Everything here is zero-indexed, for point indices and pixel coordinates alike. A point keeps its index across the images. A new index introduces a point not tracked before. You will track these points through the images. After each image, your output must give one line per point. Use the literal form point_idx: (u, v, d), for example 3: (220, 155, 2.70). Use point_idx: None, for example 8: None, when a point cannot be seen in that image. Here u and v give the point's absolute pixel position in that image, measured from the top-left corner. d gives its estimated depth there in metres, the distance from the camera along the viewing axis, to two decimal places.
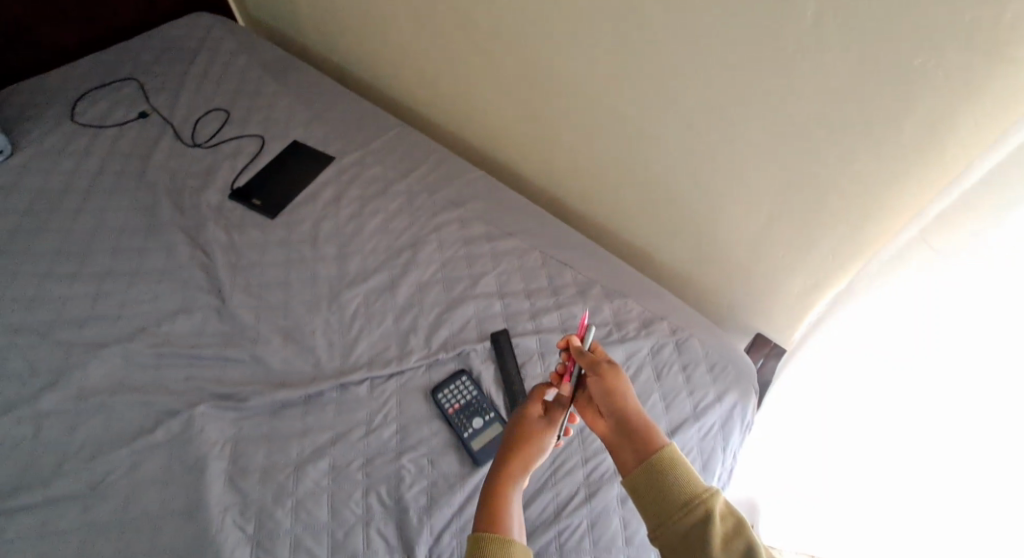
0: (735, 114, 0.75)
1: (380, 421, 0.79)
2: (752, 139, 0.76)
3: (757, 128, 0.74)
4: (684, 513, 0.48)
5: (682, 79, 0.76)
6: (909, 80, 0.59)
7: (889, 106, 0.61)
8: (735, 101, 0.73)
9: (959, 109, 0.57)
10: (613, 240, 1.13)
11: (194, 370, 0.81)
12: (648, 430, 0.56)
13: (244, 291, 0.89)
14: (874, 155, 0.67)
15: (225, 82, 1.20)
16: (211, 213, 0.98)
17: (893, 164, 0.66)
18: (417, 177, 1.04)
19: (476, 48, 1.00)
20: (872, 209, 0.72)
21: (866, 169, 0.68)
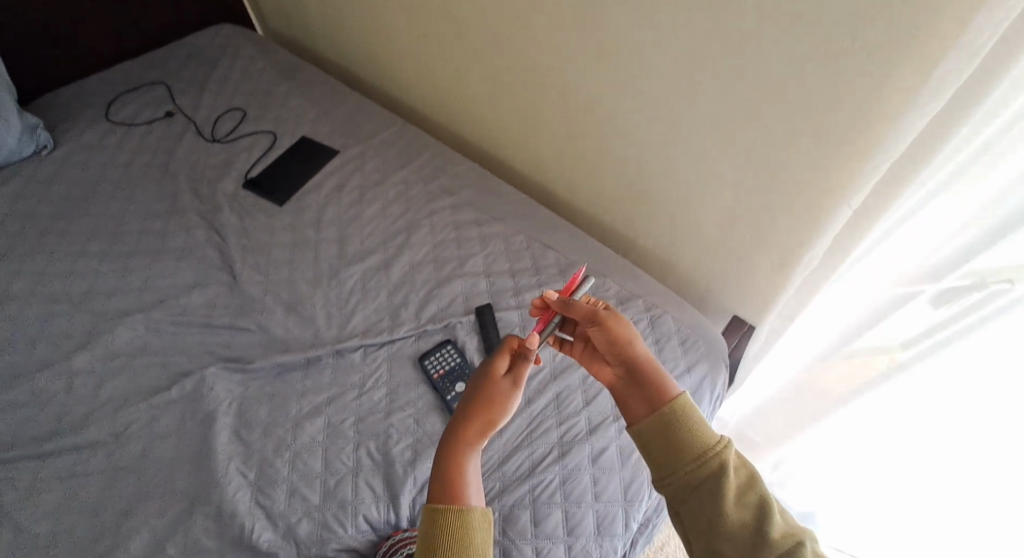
0: (697, 98, 0.82)
1: (372, 384, 0.87)
2: (710, 125, 0.84)
3: (713, 114, 0.82)
4: (697, 462, 0.53)
5: (650, 68, 0.84)
6: (839, 61, 0.65)
7: (820, 91, 0.69)
8: (696, 85, 0.81)
9: (882, 87, 0.64)
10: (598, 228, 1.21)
11: (207, 337, 0.90)
12: (657, 380, 0.60)
13: (253, 268, 0.99)
14: (820, 132, 0.73)
15: (243, 84, 1.31)
16: (227, 201, 1.08)
17: (836, 141, 0.72)
18: (414, 170, 1.14)
19: (470, 49, 1.10)
20: (822, 183, 0.78)
21: (814, 146, 0.75)
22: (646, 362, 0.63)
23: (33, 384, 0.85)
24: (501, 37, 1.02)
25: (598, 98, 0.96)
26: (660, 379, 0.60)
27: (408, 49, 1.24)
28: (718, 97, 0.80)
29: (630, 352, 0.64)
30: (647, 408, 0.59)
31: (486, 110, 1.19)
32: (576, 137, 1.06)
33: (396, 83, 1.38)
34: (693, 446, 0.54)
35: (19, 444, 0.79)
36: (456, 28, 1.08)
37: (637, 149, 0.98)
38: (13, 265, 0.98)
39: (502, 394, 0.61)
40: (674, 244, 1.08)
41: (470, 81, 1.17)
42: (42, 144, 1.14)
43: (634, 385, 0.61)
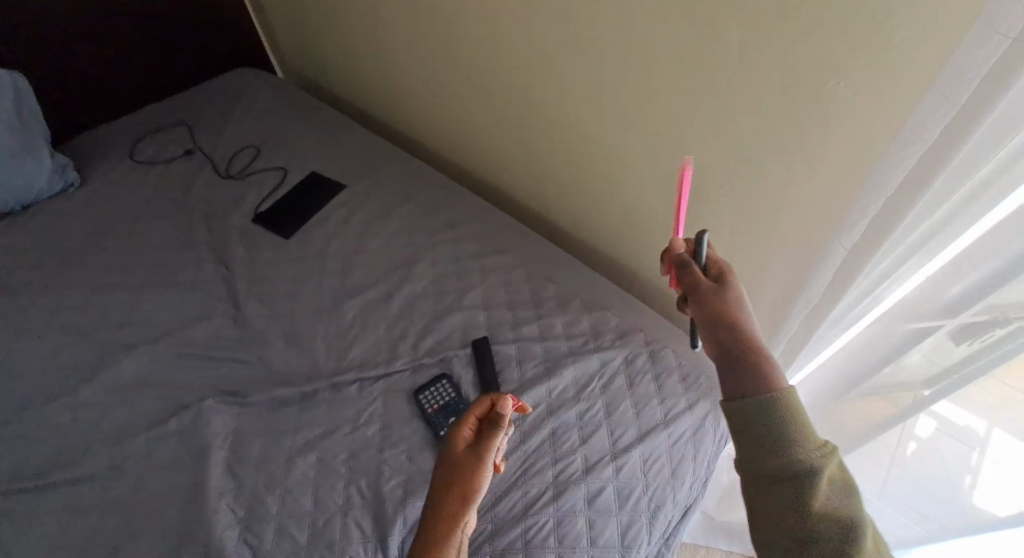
0: (690, 133, 0.82)
1: (366, 420, 0.86)
2: (704, 159, 0.84)
3: (707, 148, 0.82)
4: (789, 466, 0.46)
5: (642, 103, 0.85)
6: (825, 97, 0.65)
7: (811, 124, 0.68)
8: (689, 121, 0.81)
9: (871, 122, 0.63)
10: (600, 259, 1.20)
11: (208, 369, 0.92)
12: (769, 371, 0.52)
13: (257, 302, 1.01)
14: (812, 166, 0.72)
15: (259, 122, 1.37)
16: (237, 234, 1.11)
17: (827, 175, 0.72)
18: (417, 203, 1.16)
19: (472, 88, 1.12)
20: (816, 216, 0.77)
21: (807, 179, 0.74)
22: (758, 346, 0.55)
23: (41, 414, 0.87)
24: (501, 76, 1.04)
25: (596, 134, 0.96)
26: (772, 373, 0.52)
27: (415, 88, 1.28)
28: (710, 132, 0.80)
29: (731, 330, 0.57)
30: (749, 380, 0.52)
31: (488, 146, 1.21)
32: (576, 172, 1.07)
33: (404, 121, 1.41)
34: (786, 448, 0.47)
35: (23, 474, 0.81)
36: (459, 69, 1.11)
37: (635, 184, 0.98)
38: (32, 297, 1.02)
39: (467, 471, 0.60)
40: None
41: (473, 119, 1.19)
42: (70, 182, 1.20)
43: (735, 363, 0.54)
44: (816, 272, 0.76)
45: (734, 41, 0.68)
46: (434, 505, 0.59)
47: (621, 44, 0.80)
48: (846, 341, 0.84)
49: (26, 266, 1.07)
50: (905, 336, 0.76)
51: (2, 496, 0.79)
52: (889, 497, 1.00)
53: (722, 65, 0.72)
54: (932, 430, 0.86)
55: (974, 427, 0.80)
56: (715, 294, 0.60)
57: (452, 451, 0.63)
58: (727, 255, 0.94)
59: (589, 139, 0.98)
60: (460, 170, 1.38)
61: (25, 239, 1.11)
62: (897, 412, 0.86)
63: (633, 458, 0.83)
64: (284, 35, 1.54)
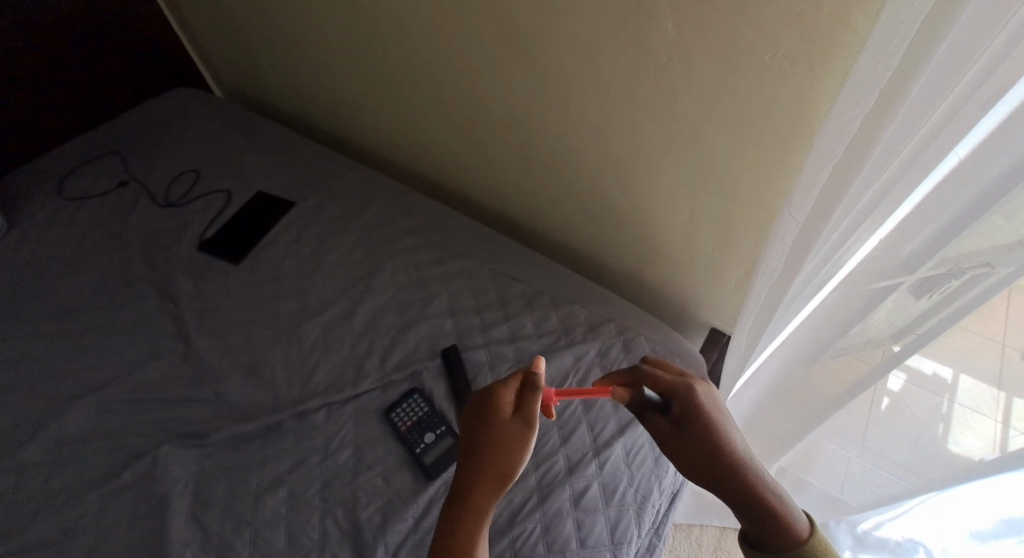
0: (638, 117, 0.81)
1: (336, 446, 0.82)
2: (651, 142, 0.83)
3: (652, 131, 0.81)
4: None
5: (585, 91, 0.83)
6: (763, 69, 0.64)
7: (749, 97, 0.68)
8: (635, 106, 0.79)
9: (809, 90, 0.63)
10: (565, 252, 1.19)
11: (162, 412, 0.87)
12: (777, 509, 0.57)
13: (210, 335, 0.96)
14: (759, 140, 0.72)
15: (197, 145, 1.30)
16: (182, 265, 1.06)
17: (775, 147, 0.71)
18: (370, 213, 1.12)
19: (415, 89, 1.09)
20: (770, 189, 0.77)
21: (755, 153, 0.73)
22: (756, 479, 0.59)
23: None
24: (444, 75, 1.00)
25: (542, 126, 0.95)
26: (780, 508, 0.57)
27: (355, 95, 1.24)
28: (654, 116, 0.79)
29: (726, 467, 0.59)
30: (766, 535, 0.57)
31: (438, 148, 1.18)
32: (529, 165, 1.05)
33: (350, 129, 1.36)
34: None
35: None
36: (401, 70, 1.07)
37: (587, 172, 0.97)
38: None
39: (512, 448, 0.56)
40: (638, 258, 1.06)
41: (420, 120, 1.15)
42: None
43: (740, 506, 0.59)
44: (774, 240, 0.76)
45: (668, 21, 0.67)
46: (476, 477, 0.55)
47: (556, 34, 0.78)
48: (809, 311, 0.83)
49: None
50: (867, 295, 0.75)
51: None
52: (870, 453, 1.01)
53: (659, 46, 0.70)
54: (902, 382, 0.88)
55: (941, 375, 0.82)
56: (700, 436, 0.60)
57: (494, 417, 0.58)
58: (685, 234, 0.93)
59: (536, 132, 0.96)
60: (414, 175, 1.34)
61: None
62: (870, 370, 0.87)
63: (615, 452, 0.82)
64: (215, 51, 1.46)
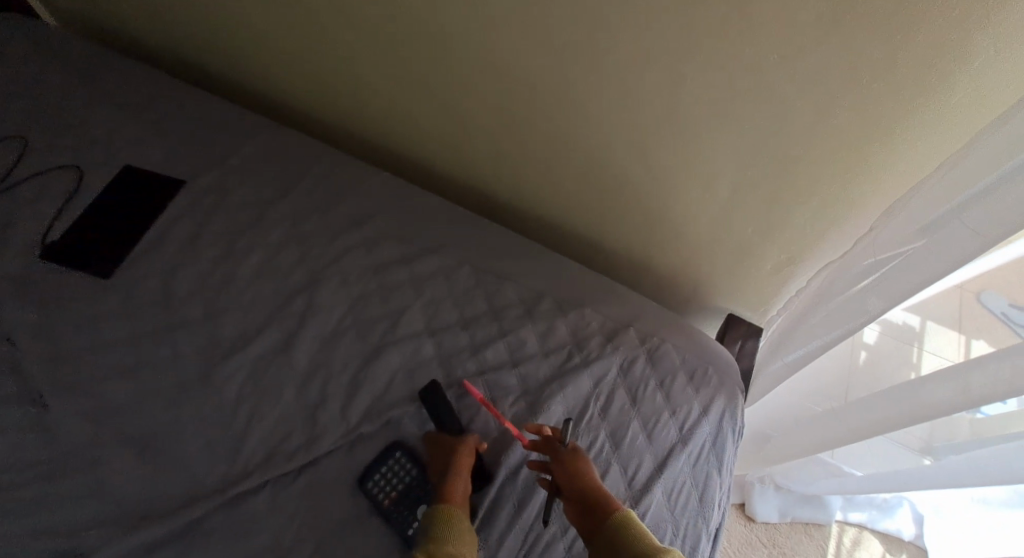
0: (693, 73, 0.62)
1: (292, 542, 0.59)
2: (710, 107, 0.64)
3: (715, 92, 0.62)
4: None
5: (622, 33, 0.62)
6: (907, 5, 0.48)
7: (914, 45, 0.50)
8: (694, 57, 0.60)
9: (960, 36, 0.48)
10: (549, 232, 0.97)
11: (10, 522, 0.58)
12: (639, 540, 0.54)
13: (76, 391, 0.66)
14: (864, 104, 0.57)
15: (19, 97, 0.90)
16: (16, 286, 0.72)
17: (883, 111, 0.56)
18: (300, 194, 0.84)
19: (357, 21, 0.79)
20: (856, 165, 0.63)
21: (851, 121, 0.59)
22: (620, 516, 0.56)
23: None
24: (403, 2, 0.72)
25: (553, 79, 0.71)
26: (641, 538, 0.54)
27: (255, 27, 0.90)
28: (741, 71, 0.59)
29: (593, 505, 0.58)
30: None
31: (383, 102, 0.90)
32: (520, 130, 0.81)
33: (250, 74, 1.01)
34: None
35: None
36: None
37: (607, 142, 0.75)
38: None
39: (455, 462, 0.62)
40: (650, 242, 0.88)
41: (363, 67, 0.86)
42: None
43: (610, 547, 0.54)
44: (891, 228, 0.62)
45: None
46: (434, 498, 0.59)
47: None
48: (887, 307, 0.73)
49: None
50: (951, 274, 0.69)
51: None
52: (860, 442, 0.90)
53: None
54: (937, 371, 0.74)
55: (909, 324, 0.79)
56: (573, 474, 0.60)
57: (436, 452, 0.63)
58: (724, 216, 0.76)
59: (541, 85, 0.73)
60: (346, 136, 1.04)
61: None
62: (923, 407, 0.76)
63: (656, 497, 0.66)
64: None
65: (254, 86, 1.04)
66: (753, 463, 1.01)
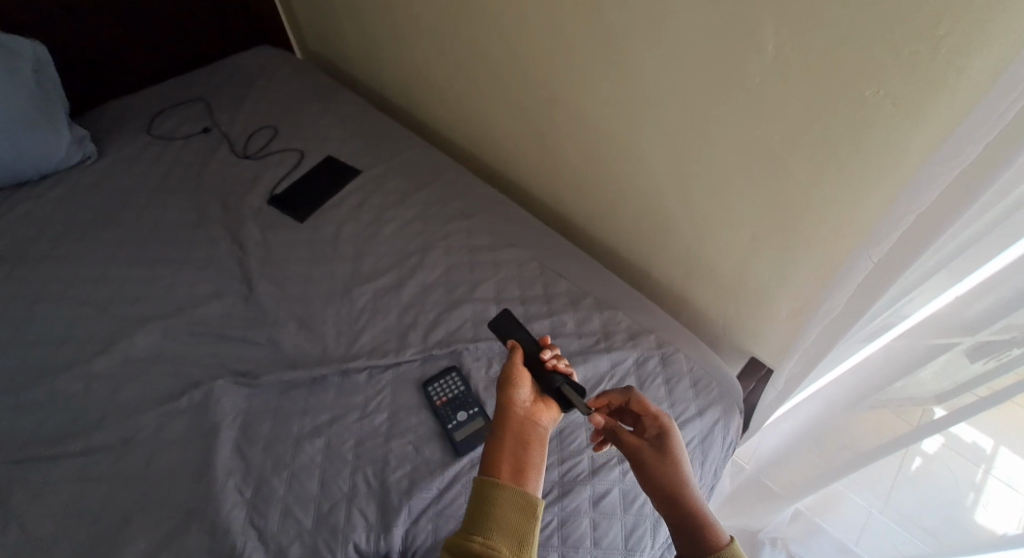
0: (715, 135, 0.80)
1: (374, 408, 0.85)
2: (731, 163, 0.81)
3: (733, 152, 0.80)
4: None
5: (667, 102, 0.83)
6: (862, 101, 0.63)
7: (875, 130, 0.64)
8: (715, 125, 0.79)
9: (907, 129, 0.61)
10: (612, 258, 1.20)
11: (220, 348, 0.93)
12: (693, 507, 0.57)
13: (269, 283, 1.02)
14: (845, 174, 0.70)
15: (277, 102, 1.37)
16: (251, 215, 1.12)
17: (860, 180, 0.69)
18: (432, 191, 1.16)
19: (492, 77, 1.11)
20: (847, 226, 0.74)
21: (839, 188, 0.72)
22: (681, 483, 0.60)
23: (54, 385, 0.88)
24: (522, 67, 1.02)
25: (616, 132, 0.95)
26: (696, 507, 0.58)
27: (430, 75, 1.27)
28: (743, 144, 0.77)
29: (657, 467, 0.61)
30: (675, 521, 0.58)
31: (503, 136, 1.21)
32: (595, 168, 1.05)
33: (420, 107, 1.40)
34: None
35: (34, 443, 0.82)
36: (479, 60, 1.10)
37: (654, 184, 0.96)
38: (46, 267, 1.03)
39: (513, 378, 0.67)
40: (688, 275, 1.05)
41: (493, 108, 1.17)
42: (87, 153, 1.22)
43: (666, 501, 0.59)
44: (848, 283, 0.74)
45: (769, 42, 0.66)
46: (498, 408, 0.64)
47: (645, 37, 0.79)
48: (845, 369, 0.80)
49: (44, 236, 1.08)
50: (898, 358, 0.73)
51: (16, 462, 0.80)
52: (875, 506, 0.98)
53: (753, 64, 0.69)
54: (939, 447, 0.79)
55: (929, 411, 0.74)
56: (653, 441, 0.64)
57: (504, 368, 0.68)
58: (743, 260, 0.91)
59: (608, 135, 0.97)
60: (474, 161, 1.37)
61: (38, 208, 1.13)
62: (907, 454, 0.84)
63: None
64: (304, 16, 1.53)
65: (420, 117, 1.43)
66: (756, 507, 1.09)
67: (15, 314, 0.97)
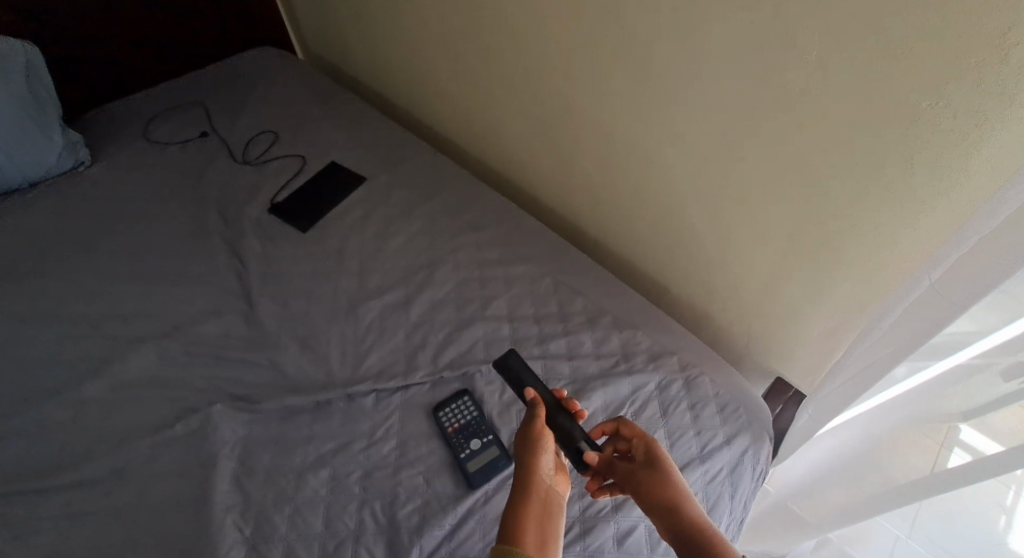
0: (745, 146, 0.75)
1: (381, 435, 0.80)
2: (763, 176, 0.76)
3: (765, 164, 0.75)
4: None
5: (693, 110, 0.78)
6: (916, 114, 0.58)
7: (931, 144, 0.58)
8: (746, 136, 0.74)
9: (968, 144, 0.56)
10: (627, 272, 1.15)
11: (218, 370, 0.88)
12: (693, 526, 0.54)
13: (271, 299, 0.97)
14: (891, 191, 0.64)
15: (278, 107, 1.32)
16: (252, 227, 1.08)
17: (909, 198, 0.64)
18: (441, 201, 1.12)
19: (503, 84, 1.06)
20: (892, 246, 0.69)
21: (884, 205, 0.66)
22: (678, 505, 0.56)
23: (42, 410, 0.83)
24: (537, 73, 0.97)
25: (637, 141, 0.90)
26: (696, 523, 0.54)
27: (437, 78, 1.22)
28: (777, 161, 0.72)
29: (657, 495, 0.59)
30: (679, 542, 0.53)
31: (514, 143, 1.16)
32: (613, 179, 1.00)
33: (426, 112, 1.35)
34: None
35: (21, 474, 0.77)
36: (490, 63, 1.05)
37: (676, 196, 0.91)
38: (36, 283, 0.98)
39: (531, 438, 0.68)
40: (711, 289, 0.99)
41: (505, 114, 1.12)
42: (79, 160, 1.17)
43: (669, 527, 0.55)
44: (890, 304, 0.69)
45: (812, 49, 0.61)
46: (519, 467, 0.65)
47: (672, 42, 0.73)
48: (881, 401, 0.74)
49: (34, 249, 1.04)
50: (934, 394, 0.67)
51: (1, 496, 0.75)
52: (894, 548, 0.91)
53: (792, 73, 0.64)
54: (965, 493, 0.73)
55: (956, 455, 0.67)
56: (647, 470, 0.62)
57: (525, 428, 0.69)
58: (773, 277, 0.86)
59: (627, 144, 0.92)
60: (483, 168, 1.32)
61: (28, 219, 1.08)
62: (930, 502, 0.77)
63: None
64: (306, 16, 1.48)
65: (426, 122, 1.38)
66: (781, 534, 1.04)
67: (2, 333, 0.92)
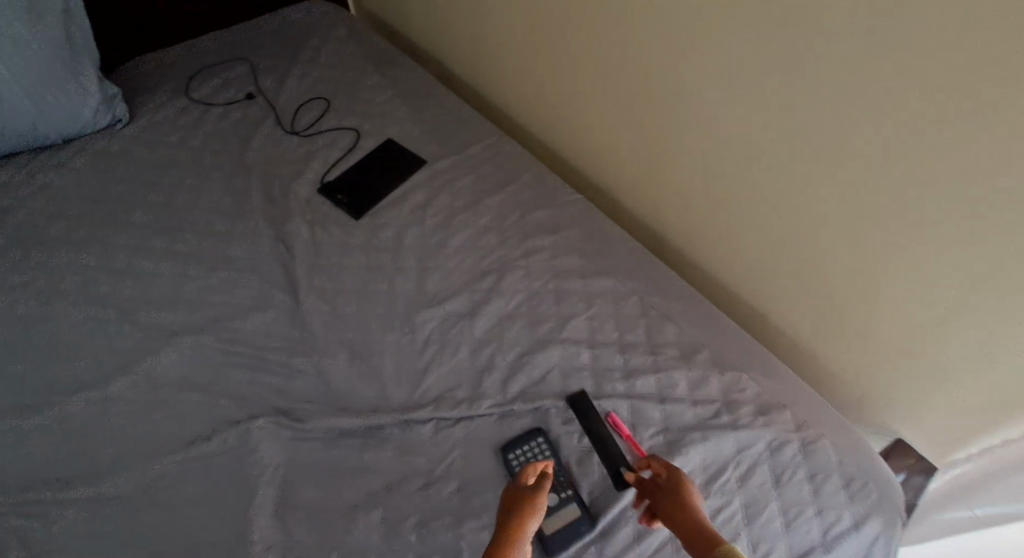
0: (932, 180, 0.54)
1: (442, 474, 0.69)
2: (947, 223, 0.55)
3: (953, 209, 0.54)
4: None
5: (859, 122, 0.57)
6: None
7: None
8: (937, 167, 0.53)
9: None
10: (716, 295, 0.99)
11: (258, 375, 0.78)
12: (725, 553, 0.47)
13: (319, 296, 0.86)
14: None
15: (332, 70, 1.18)
16: (300, 209, 0.96)
17: None
18: (511, 194, 0.98)
19: (591, 74, 0.90)
20: None
21: None
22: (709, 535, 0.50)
23: (67, 407, 0.75)
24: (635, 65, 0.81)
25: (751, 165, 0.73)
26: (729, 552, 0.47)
27: (510, 48, 1.05)
28: (959, 218, 0.54)
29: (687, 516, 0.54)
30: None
31: (597, 130, 0.98)
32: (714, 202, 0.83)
33: (491, 86, 1.19)
34: None
35: (40, 479, 0.70)
36: (580, 31, 0.87)
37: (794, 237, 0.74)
38: (67, 257, 0.90)
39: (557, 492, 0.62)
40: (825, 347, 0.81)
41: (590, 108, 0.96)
42: (116, 118, 1.06)
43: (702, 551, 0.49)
44: None
45: None
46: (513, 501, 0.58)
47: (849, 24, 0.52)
48: None
49: (67, 217, 0.95)
50: None
51: (18, 504, 0.67)
52: None
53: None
54: None
55: None
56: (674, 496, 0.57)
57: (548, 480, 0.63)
58: (918, 349, 0.68)
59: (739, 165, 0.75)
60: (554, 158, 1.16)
61: (62, 183, 0.99)
62: None
63: None
64: None
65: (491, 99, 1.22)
66: None
67: (30, 312, 0.84)
